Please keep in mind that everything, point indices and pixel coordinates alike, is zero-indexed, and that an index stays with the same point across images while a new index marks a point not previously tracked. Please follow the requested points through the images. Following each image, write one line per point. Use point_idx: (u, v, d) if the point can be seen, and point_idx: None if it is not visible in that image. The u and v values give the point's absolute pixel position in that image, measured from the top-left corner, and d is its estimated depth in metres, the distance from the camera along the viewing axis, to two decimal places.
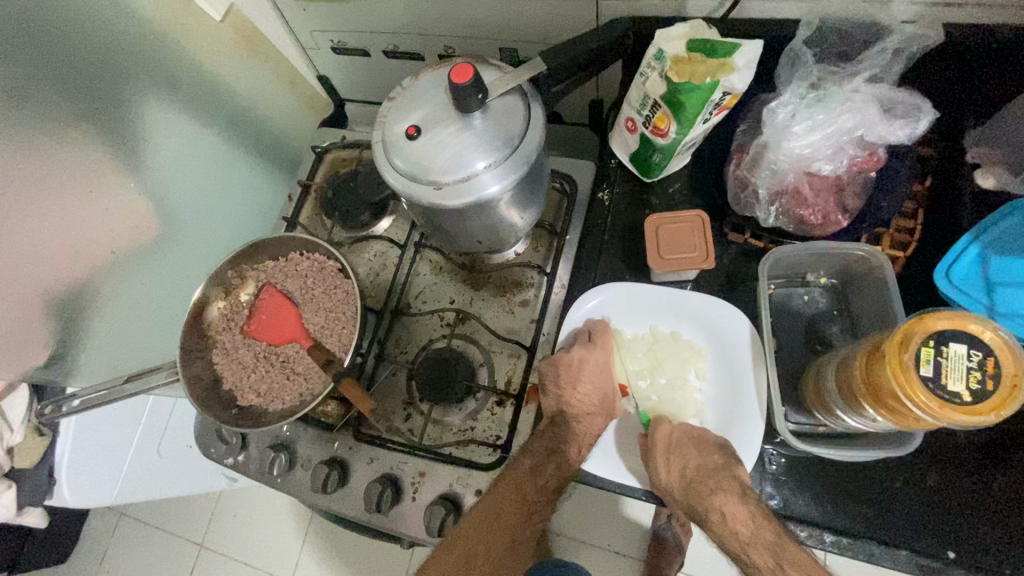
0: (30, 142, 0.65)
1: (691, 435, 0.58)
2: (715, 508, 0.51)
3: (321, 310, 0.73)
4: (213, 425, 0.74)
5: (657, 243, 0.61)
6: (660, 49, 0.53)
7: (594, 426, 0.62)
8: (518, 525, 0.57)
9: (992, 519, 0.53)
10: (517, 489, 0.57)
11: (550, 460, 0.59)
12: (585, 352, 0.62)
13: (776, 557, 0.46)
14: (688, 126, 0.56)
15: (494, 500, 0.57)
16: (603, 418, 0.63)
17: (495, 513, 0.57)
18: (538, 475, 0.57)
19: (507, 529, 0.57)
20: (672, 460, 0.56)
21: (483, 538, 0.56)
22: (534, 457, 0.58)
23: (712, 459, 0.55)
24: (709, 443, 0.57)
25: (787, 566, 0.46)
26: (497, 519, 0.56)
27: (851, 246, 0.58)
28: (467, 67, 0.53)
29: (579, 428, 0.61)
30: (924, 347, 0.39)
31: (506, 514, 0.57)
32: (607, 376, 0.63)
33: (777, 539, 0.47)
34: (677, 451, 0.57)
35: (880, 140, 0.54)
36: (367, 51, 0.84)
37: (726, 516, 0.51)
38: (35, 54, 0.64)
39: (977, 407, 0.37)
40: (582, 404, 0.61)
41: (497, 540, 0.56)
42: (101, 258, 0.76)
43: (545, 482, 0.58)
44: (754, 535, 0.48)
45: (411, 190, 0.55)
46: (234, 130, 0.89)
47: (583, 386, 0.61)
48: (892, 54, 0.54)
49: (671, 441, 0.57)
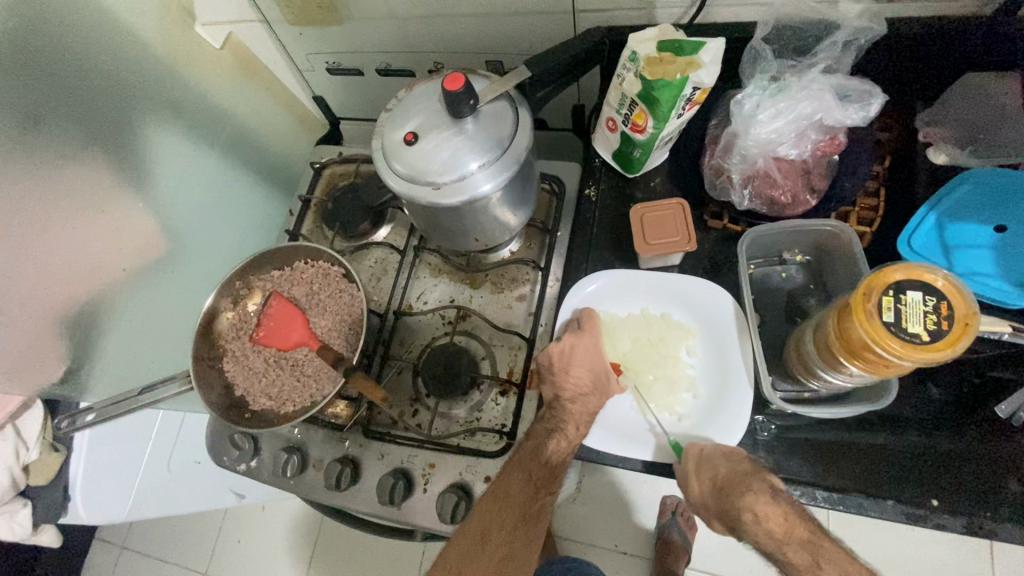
0: (49, 163, 0.68)
1: (724, 451, 0.57)
2: (748, 509, 0.51)
3: (328, 313, 0.77)
4: (225, 431, 0.76)
5: (642, 230, 0.66)
6: (632, 51, 0.58)
7: (590, 404, 0.63)
8: (529, 500, 0.60)
9: (971, 466, 0.57)
10: (523, 468, 0.60)
11: (551, 437, 0.61)
12: (574, 339, 0.64)
13: (812, 554, 0.49)
14: (663, 121, 0.61)
15: (503, 479, 0.60)
16: (597, 397, 0.64)
17: (505, 490, 0.60)
18: (539, 453, 0.60)
19: (521, 505, 0.60)
20: (704, 475, 0.56)
21: (495, 513, 0.59)
22: (536, 438, 0.61)
23: (744, 466, 0.55)
24: (742, 454, 0.57)
25: (823, 561, 0.49)
26: (509, 495, 0.60)
27: (821, 222, 0.62)
28: (458, 76, 0.58)
29: (573, 408, 0.62)
30: (883, 297, 0.43)
31: (515, 491, 0.60)
32: (598, 358, 0.65)
33: (812, 538, 0.50)
34: (709, 465, 0.57)
35: (839, 124, 0.59)
36: (361, 71, 0.89)
37: (759, 517, 0.51)
38: (55, 83, 0.67)
39: (935, 344, 0.42)
40: (575, 385, 0.62)
41: (510, 515, 0.59)
42: (113, 276, 0.79)
43: (549, 459, 0.60)
44: (789, 531, 0.50)
45: (411, 192, 0.59)
46: (234, 150, 0.94)
47: (575, 369, 0.63)
48: (842, 46, 0.60)
49: (703, 457, 0.57)
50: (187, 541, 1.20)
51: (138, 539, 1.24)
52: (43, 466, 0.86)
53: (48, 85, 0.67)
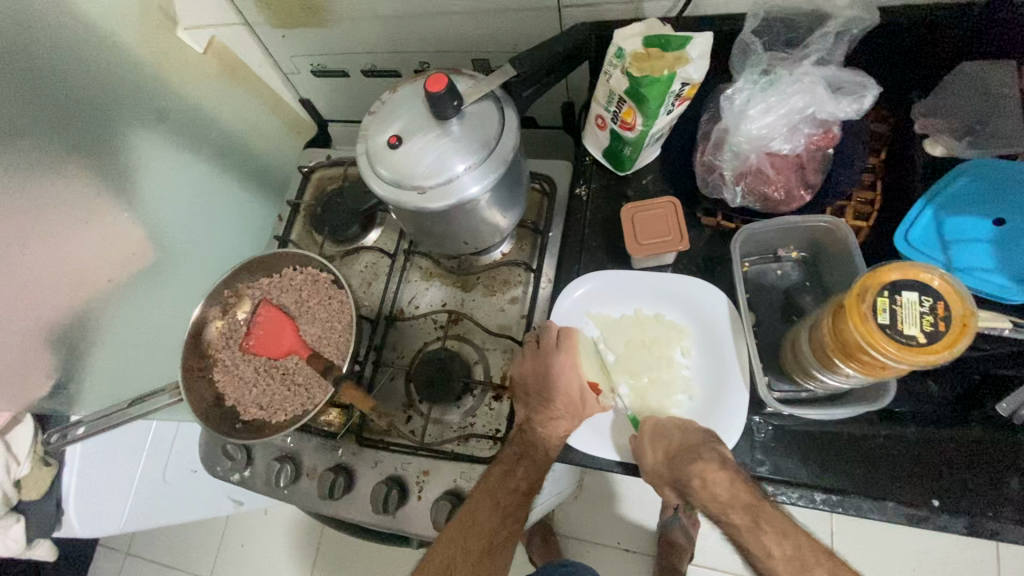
0: (29, 176, 0.67)
1: (677, 421, 0.60)
2: (696, 476, 0.55)
3: (317, 320, 0.76)
4: (219, 442, 0.76)
5: (634, 230, 0.65)
6: (618, 47, 0.56)
7: (560, 428, 0.62)
8: (495, 529, 0.61)
9: (972, 465, 0.56)
10: (490, 495, 0.61)
11: (519, 465, 0.61)
12: (548, 357, 0.63)
13: (752, 517, 0.52)
14: (652, 118, 0.59)
15: (469, 508, 0.61)
16: (570, 420, 0.63)
17: (471, 519, 0.60)
18: (508, 480, 0.61)
19: (486, 534, 0.61)
20: (657, 444, 0.59)
21: (459, 543, 0.60)
22: (505, 464, 0.61)
23: (694, 437, 0.58)
24: (693, 425, 0.60)
25: (763, 523, 0.52)
26: (474, 522, 0.60)
27: (817, 218, 0.61)
28: (441, 77, 0.56)
29: (545, 432, 0.62)
30: (879, 297, 0.42)
31: (481, 520, 0.60)
32: (575, 379, 0.63)
33: (755, 502, 0.53)
34: (663, 436, 0.60)
35: (832, 117, 0.58)
36: (346, 72, 0.88)
37: (706, 481, 0.55)
38: (31, 94, 0.66)
39: (931, 347, 0.40)
40: (549, 408, 0.62)
41: (474, 545, 0.60)
42: (100, 287, 0.78)
43: (517, 485, 0.61)
44: (733, 496, 0.53)
45: (396, 197, 0.58)
46: (220, 156, 0.92)
47: (551, 393, 0.62)
48: (835, 37, 0.58)
49: (657, 427, 0.60)
50: (190, 547, 1.20)
51: (141, 546, 1.24)
52: (36, 480, 0.85)
53: (25, 96, 0.65)
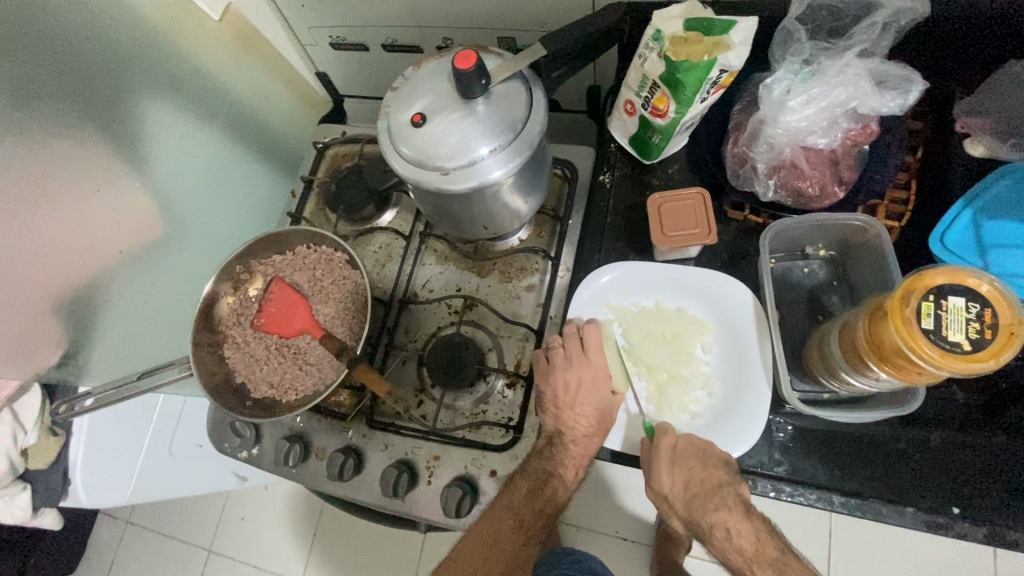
0: (38, 141, 0.64)
1: (696, 448, 0.58)
2: (718, 524, 0.56)
3: (331, 301, 0.74)
4: (227, 420, 0.75)
5: (660, 221, 0.63)
6: (657, 30, 0.54)
7: (590, 446, 0.63)
8: (517, 548, 0.63)
9: (994, 473, 0.55)
10: (514, 517, 0.62)
11: (545, 485, 0.62)
12: (582, 370, 0.62)
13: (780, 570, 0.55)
14: (686, 105, 0.57)
15: (492, 526, 0.63)
16: (600, 438, 0.64)
17: (493, 539, 0.63)
18: (533, 502, 0.62)
19: (505, 555, 0.63)
20: (677, 472, 0.57)
21: (481, 560, 0.63)
22: (530, 481, 0.61)
23: (717, 476, 0.56)
24: (715, 457, 0.57)
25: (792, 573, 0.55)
26: (496, 542, 0.63)
27: (849, 216, 0.59)
28: (470, 54, 0.54)
29: (573, 449, 0.63)
30: (923, 301, 0.41)
31: (503, 540, 0.62)
32: (602, 391, 0.64)
33: (780, 556, 0.55)
34: (683, 463, 0.57)
35: (874, 112, 0.56)
36: (366, 46, 0.85)
37: (728, 530, 0.56)
38: (44, 56, 0.64)
39: (976, 354, 0.40)
40: (576, 424, 0.63)
41: (497, 562, 0.63)
42: (110, 258, 0.76)
43: (542, 506, 0.63)
44: (757, 550, 0.56)
45: (419, 177, 0.56)
46: (231, 127, 0.90)
47: (579, 408, 0.62)
48: (882, 28, 0.55)
49: (676, 451, 0.58)
50: (192, 519, 1.20)
51: (142, 516, 1.24)
52: (43, 450, 0.87)
53: (37, 58, 0.63)
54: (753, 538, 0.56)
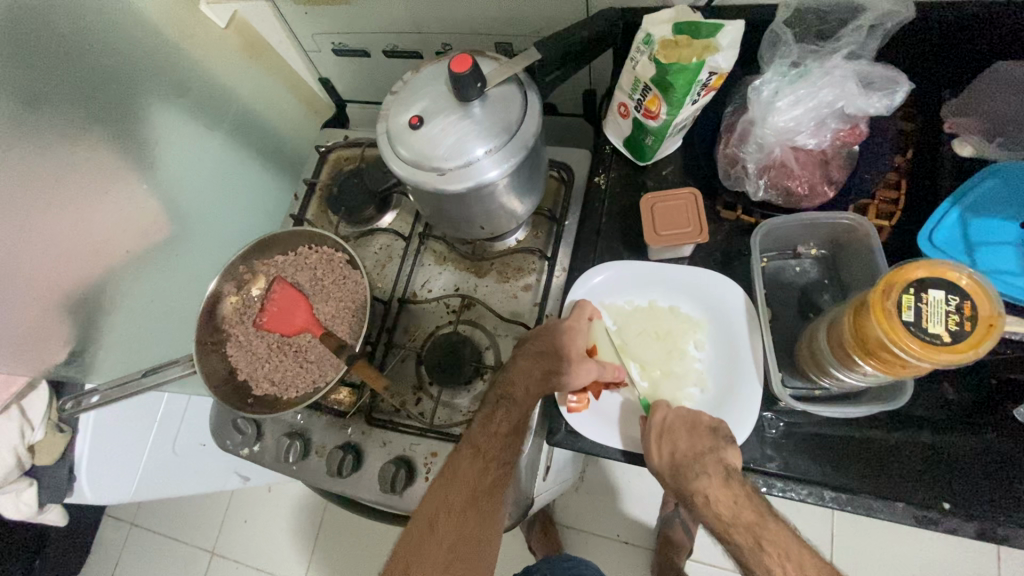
0: (50, 145, 0.67)
1: (685, 419, 0.58)
2: (699, 490, 0.54)
3: (331, 300, 0.76)
4: (230, 416, 0.77)
5: (652, 220, 0.64)
6: (647, 34, 0.56)
7: (536, 368, 0.61)
8: (479, 478, 0.59)
9: (985, 468, 0.55)
10: (473, 444, 0.60)
11: (499, 407, 0.61)
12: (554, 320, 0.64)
13: (754, 536, 0.50)
14: (677, 107, 0.59)
15: (452, 462, 0.60)
16: (551, 360, 0.61)
17: (453, 473, 0.60)
18: (489, 425, 0.60)
19: (468, 487, 0.59)
20: (664, 443, 0.57)
21: (443, 494, 0.59)
22: (485, 409, 0.61)
23: (701, 444, 0.56)
24: (702, 427, 0.57)
25: (765, 541, 0.50)
26: (455, 476, 0.59)
27: (839, 214, 0.60)
28: (466, 58, 0.56)
29: (524, 369, 0.62)
30: (904, 294, 0.42)
31: (462, 471, 0.59)
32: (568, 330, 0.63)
33: (758, 520, 0.51)
34: (669, 436, 0.57)
35: (861, 113, 0.57)
36: (367, 52, 0.87)
37: (709, 498, 0.54)
38: (58, 64, 0.66)
39: (957, 346, 0.40)
40: (533, 351, 0.62)
41: (457, 498, 0.59)
42: (118, 258, 0.78)
43: (499, 429, 0.60)
44: (736, 513, 0.52)
45: (416, 177, 0.57)
46: (235, 131, 0.92)
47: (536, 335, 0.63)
48: (868, 30, 0.57)
49: (665, 424, 0.58)
50: (197, 520, 1.22)
51: (146, 517, 1.26)
52: (49, 446, 0.88)
53: (50, 65, 0.65)
54: (731, 500, 0.52)
